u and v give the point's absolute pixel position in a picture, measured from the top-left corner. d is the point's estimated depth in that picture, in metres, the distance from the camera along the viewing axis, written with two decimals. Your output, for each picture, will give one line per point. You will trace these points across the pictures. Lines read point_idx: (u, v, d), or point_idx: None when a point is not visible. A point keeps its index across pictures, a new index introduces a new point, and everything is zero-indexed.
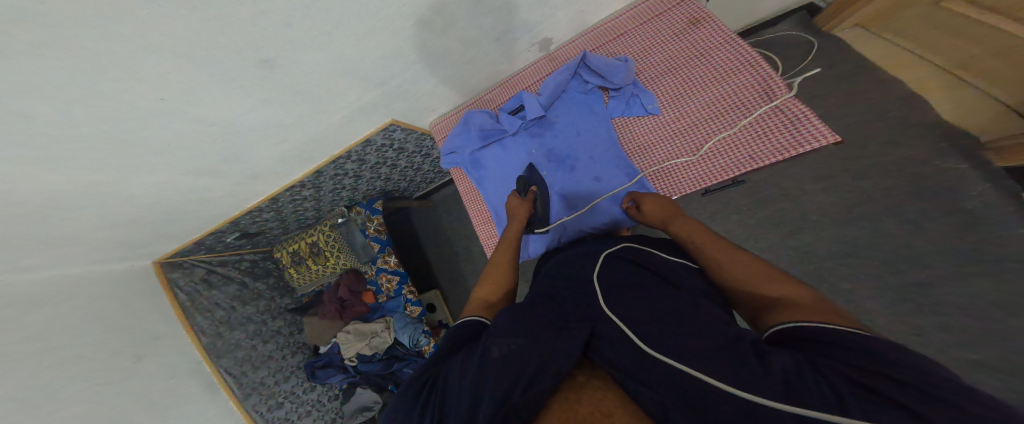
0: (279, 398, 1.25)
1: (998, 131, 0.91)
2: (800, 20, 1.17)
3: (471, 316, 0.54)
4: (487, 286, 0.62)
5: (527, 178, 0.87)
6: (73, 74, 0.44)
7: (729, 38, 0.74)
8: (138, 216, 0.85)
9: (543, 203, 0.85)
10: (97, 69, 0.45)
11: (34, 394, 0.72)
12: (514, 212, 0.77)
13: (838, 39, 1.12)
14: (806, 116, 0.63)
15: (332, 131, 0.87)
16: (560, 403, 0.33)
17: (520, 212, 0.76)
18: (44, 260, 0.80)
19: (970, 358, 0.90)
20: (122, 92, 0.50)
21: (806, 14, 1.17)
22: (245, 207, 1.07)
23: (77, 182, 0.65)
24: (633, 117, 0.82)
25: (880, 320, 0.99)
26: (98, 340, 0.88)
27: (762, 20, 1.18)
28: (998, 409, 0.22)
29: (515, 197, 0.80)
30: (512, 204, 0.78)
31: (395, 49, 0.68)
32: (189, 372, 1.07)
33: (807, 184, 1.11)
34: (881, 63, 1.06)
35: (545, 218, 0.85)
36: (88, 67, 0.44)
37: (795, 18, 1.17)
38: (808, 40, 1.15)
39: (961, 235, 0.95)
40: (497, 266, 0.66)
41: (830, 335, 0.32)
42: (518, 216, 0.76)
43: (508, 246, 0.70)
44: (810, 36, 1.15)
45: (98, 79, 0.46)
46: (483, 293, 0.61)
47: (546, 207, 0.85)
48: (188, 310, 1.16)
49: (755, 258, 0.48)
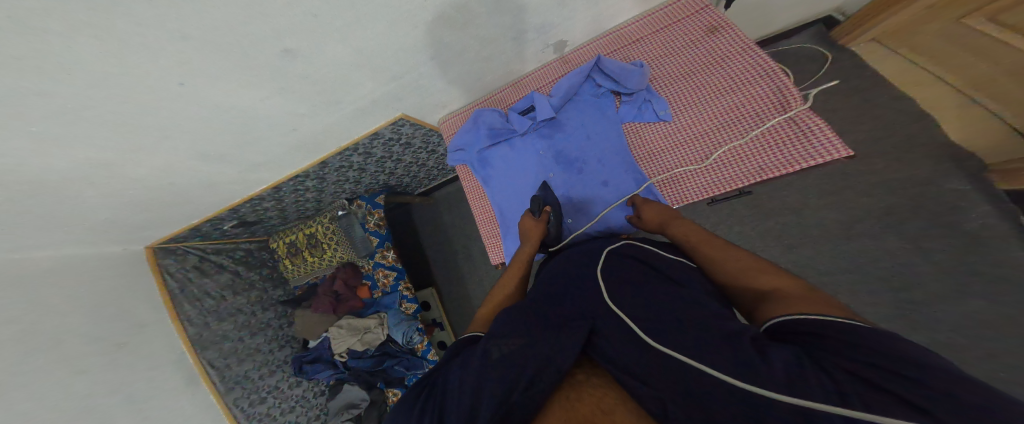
0: (262, 392, 1.21)
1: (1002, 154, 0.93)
2: (816, 33, 1.18)
3: (471, 331, 0.52)
4: (489, 306, 0.60)
5: (543, 197, 0.81)
6: (94, 54, 0.44)
7: (746, 49, 0.75)
8: (140, 199, 0.84)
9: (556, 223, 0.78)
10: (119, 51, 0.45)
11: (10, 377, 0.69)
12: (528, 234, 0.73)
13: (847, 58, 1.14)
14: (818, 128, 0.64)
15: (343, 123, 0.87)
16: (561, 402, 0.33)
17: (534, 235, 0.73)
18: (37, 241, 0.79)
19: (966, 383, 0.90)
20: (140, 77, 0.51)
21: (823, 28, 1.18)
22: (248, 195, 1.06)
23: (83, 163, 0.64)
24: (644, 123, 0.83)
25: None
26: (78, 325, 0.85)
27: (779, 31, 1.19)
28: (1004, 401, 0.21)
29: (528, 217, 0.75)
30: (526, 224, 0.74)
31: (412, 45, 0.68)
32: (172, 363, 1.04)
33: (810, 200, 1.11)
34: (896, 78, 1.08)
35: (556, 238, 0.79)
36: (110, 49, 0.44)
37: (811, 31, 1.19)
38: (824, 53, 1.16)
39: (962, 259, 0.95)
40: (508, 273, 0.67)
41: (823, 325, 0.31)
42: (532, 237, 0.72)
43: (518, 268, 0.68)
44: (825, 48, 1.16)
45: (119, 61, 0.47)
46: (486, 311, 0.59)
47: (559, 228, 0.79)
48: (177, 299, 1.13)
49: (747, 253, 0.49)
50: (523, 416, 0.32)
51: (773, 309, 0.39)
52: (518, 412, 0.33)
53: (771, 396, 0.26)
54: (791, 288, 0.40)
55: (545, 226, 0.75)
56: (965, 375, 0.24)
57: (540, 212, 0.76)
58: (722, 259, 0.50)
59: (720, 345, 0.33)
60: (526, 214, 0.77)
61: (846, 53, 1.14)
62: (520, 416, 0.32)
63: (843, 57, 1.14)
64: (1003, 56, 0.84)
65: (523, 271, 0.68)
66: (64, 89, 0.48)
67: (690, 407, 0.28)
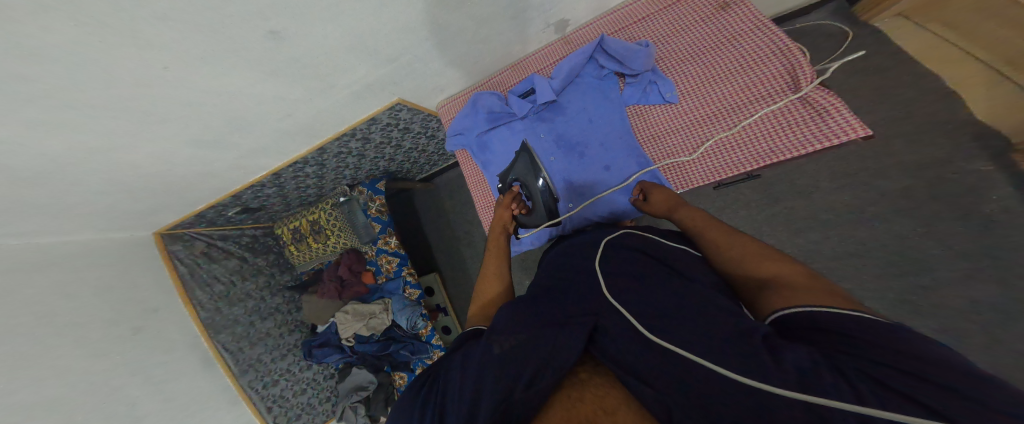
0: (274, 375, 1.26)
1: None
2: (837, 10, 1.12)
3: (472, 325, 0.53)
4: (485, 294, 0.60)
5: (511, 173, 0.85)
6: (73, 37, 0.43)
7: (760, 25, 0.71)
8: (143, 185, 0.84)
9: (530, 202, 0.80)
10: (100, 33, 0.44)
11: (25, 364, 0.71)
12: (497, 214, 0.75)
13: (870, 34, 1.08)
14: (835, 108, 0.61)
15: (339, 108, 0.86)
16: (562, 400, 0.32)
17: (500, 215, 0.74)
18: (48, 226, 0.80)
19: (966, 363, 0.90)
20: (121, 60, 0.49)
21: (844, 3, 1.12)
22: (248, 182, 1.06)
23: (77, 149, 0.64)
24: (649, 106, 0.80)
25: None
26: (95, 308, 0.87)
27: (798, 7, 1.14)
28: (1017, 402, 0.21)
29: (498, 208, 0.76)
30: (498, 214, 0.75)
31: (408, 25, 0.66)
32: (186, 346, 1.08)
33: (821, 182, 1.09)
34: (921, 55, 1.02)
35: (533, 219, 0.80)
36: (88, 32, 0.43)
37: (832, 7, 1.13)
38: (843, 30, 1.10)
39: (976, 240, 0.93)
40: (489, 259, 0.66)
41: (828, 320, 0.31)
42: (499, 218, 0.74)
43: (500, 244, 0.69)
44: (846, 26, 1.10)
45: (97, 43, 0.45)
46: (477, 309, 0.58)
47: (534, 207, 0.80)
48: (187, 283, 1.16)
49: (750, 239, 0.49)
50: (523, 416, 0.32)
51: (776, 299, 0.39)
52: (517, 413, 0.32)
53: (780, 393, 0.26)
54: (793, 276, 0.41)
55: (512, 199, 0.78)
56: (973, 370, 0.24)
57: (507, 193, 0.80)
58: (726, 245, 0.50)
59: (728, 340, 0.33)
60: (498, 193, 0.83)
61: (869, 29, 1.08)
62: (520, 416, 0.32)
63: (866, 33, 1.08)
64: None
65: (506, 263, 0.66)
66: (50, 74, 0.47)
67: (693, 408, 0.28)
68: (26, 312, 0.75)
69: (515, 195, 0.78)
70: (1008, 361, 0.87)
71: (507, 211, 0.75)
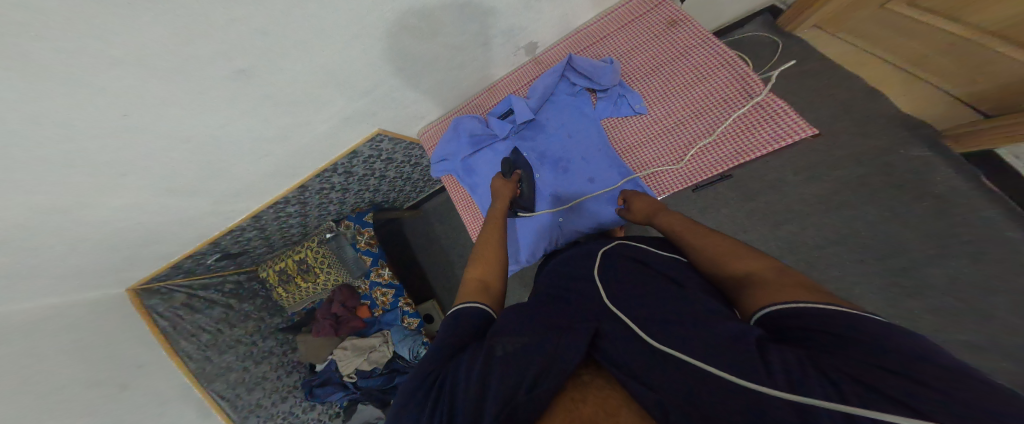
0: (276, 419, 1.22)
1: (954, 121, 0.98)
2: (765, 22, 1.22)
3: (467, 302, 0.52)
4: (480, 265, 0.61)
5: (513, 160, 0.86)
6: (26, 91, 0.41)
7: (706, 39, 0.75)
8: (110, 241, 0.80)
9: (529, 183, 0.85)
10: (56, 83, 0.42)
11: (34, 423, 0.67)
12: (499, 192, 0.79)
13: (798, 41, 1.17)
14: (785, 110, 0.66)
15: (317, 144, 0.85)
16: (564, 403, 0.34)
17: (505, 192, 0.78)
18: (20, 292, 0.76)
19: (962, 340, 0.94)
20: (77, 112, 0.47)
21: (770, 16, 1.21)
22: (227, 226, 1.03)
23: (37, 209, 0.60)
24: (622, 118, 0.83)
25: (871, 306, 1.03)
26: (78, 369, 0.81)
27: (733, 20, 1.22)
28: (997, 398, 0.23)
29: (499, 178, 0.82)
30: (497, 184, 0.80)
31: (378, 60, 0.67)
32: (180, 397, 1.02)
33: (788, 176, 1.15)
34: (842, 63, 1.12)
35: (531, 200, 0.86)
36: (32, 82, 0.40)
37: (761, 20, 1.22)
38: (773, 40, 1.20)
39: (936, 219, 1.00)
40: (484, 247, 0.65)
41: (804, 314, 0.34)
42: (503, 195, 0.78)
43: (495, 224, 0.71)
44: (775, 36, 1.20)
45: (42, 96, 0.42)
46: (478, 272, 0.60)
47: (531, 189, 0.86)
48: (171, 338, 1.09)
49: (727, 239, 0.51)
50: (529, 417, 0.33)
51: (755, 297, 0.41)
52: (521, 413, 0.33)
53: (773, 393, 0.27)
54: (763, 271, 0.43)
55: (515, 185, 0.81)
56: (951, 365, 0.25)
57: (510, 174, 0.83)
58: (704, 246, 0.53)
59: (724, 344, 0.34)
60: (496, 177, 0.83)
61: (798, 37, 1.18)
62: (522, 416, 0.33)
63: (794, 41, 1.17)
64: (932, 36, 0.89)
65: (502, 252, 0.64)
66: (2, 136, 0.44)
67: (691, 408, 0.30)
68: (14, 374, 0.70)
69: (521, 177, 0.84)
70: (992, 327, 0.92)
71: (515, 188, 0.80)
